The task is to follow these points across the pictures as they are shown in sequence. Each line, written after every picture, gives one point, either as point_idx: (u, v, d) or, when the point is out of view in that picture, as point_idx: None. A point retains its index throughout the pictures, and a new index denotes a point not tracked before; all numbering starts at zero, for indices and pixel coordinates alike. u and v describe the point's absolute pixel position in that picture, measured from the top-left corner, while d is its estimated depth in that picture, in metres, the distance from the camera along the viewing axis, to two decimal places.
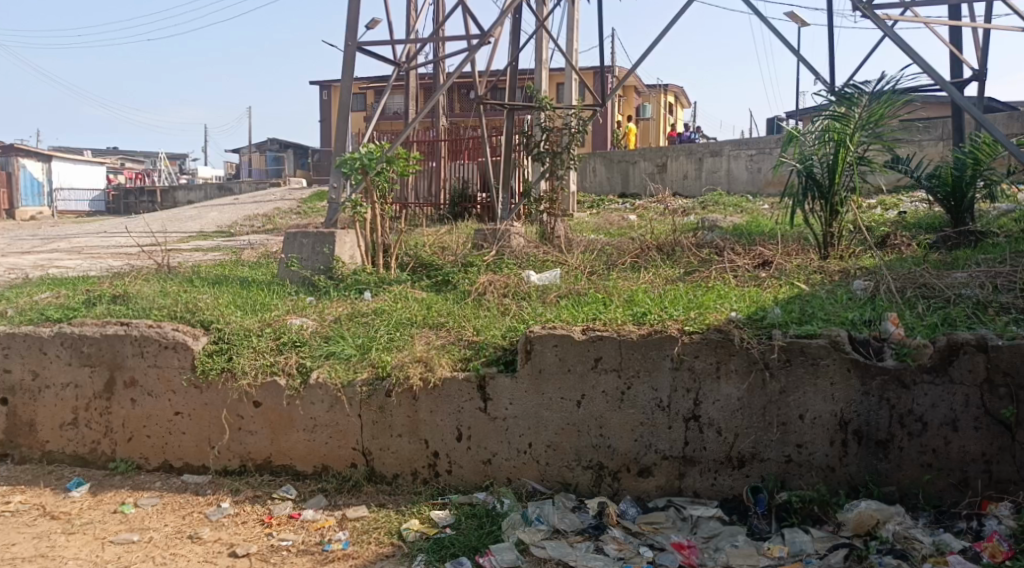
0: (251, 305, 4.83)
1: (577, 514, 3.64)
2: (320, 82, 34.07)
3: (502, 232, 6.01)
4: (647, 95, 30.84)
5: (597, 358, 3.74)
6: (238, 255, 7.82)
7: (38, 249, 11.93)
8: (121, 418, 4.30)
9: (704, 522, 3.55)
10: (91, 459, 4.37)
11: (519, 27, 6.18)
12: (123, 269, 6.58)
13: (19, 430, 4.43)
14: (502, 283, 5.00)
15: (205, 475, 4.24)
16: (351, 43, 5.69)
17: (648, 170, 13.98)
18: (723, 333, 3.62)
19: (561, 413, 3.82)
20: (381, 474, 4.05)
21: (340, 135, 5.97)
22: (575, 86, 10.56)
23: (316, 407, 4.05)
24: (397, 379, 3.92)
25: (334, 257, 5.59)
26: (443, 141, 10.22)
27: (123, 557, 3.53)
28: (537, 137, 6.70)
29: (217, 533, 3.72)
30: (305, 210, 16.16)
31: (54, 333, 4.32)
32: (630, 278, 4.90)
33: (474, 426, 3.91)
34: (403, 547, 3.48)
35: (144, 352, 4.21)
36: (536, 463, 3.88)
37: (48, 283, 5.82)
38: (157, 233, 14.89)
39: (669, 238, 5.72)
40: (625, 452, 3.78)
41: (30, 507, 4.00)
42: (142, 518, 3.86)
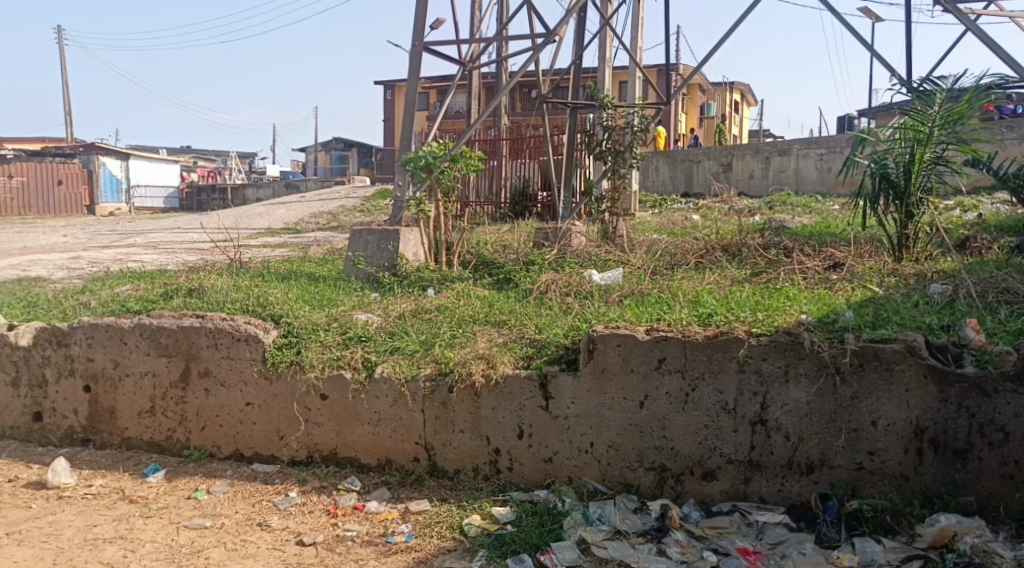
0: (318, 300, 4.94)
1: (639, 516, 3.61)
2: (383, 83, 34.60)
3: (564, 230, 6.01)
4: (710, 94, 30.31)
5: (661, 359, 3.71)
6: (304, 250, 8.00)
7: (115, 243, 12.43)
8: (195, 407, 4.46)
9: (770, 528, 3.49)
10: (167, 446, 4.54)
11: (584, 26, 6.16)
12: (198, 263, 6.82)
13: (100, 417, 4.62)
14: (564, 282, 5.01)
15: (274, 464, 4.37)
16: (417, 44, 5.76)
17: (711, 170, 13.78)
18: (793, 335, 3.55)
19: (623, 413, 3.80)
20: (442, 469, 4.10)
21: (405, 133, 6.04)
22: (638, 84, 10.47)
23: (381, 401, 4.13)
24: (459, 376, 3.96)
25: (398, 254, 5.68)
26: (505, 140, 10.28)
27: (196, 542, 3.65)
28: (599, 135, 6.67)
29: (285, 521, 3.82)
30: (368, 208, 16.44)
31: (134, 324, 4.50)
32: (694, 278, 4.84)
33: (536, 423, 3.92)
34: (465, 542, 3.52)
35: (218, 344, 4.36)
36: (597, 463, 3.86)
37: (127, 276, 6.05)
38: (228, 229, 15.38)
39: (736, 239, 5.65)
40: (689, 454, 3.74)
41: (110, 490, 4.18)
42: (214, 505, 4.00)
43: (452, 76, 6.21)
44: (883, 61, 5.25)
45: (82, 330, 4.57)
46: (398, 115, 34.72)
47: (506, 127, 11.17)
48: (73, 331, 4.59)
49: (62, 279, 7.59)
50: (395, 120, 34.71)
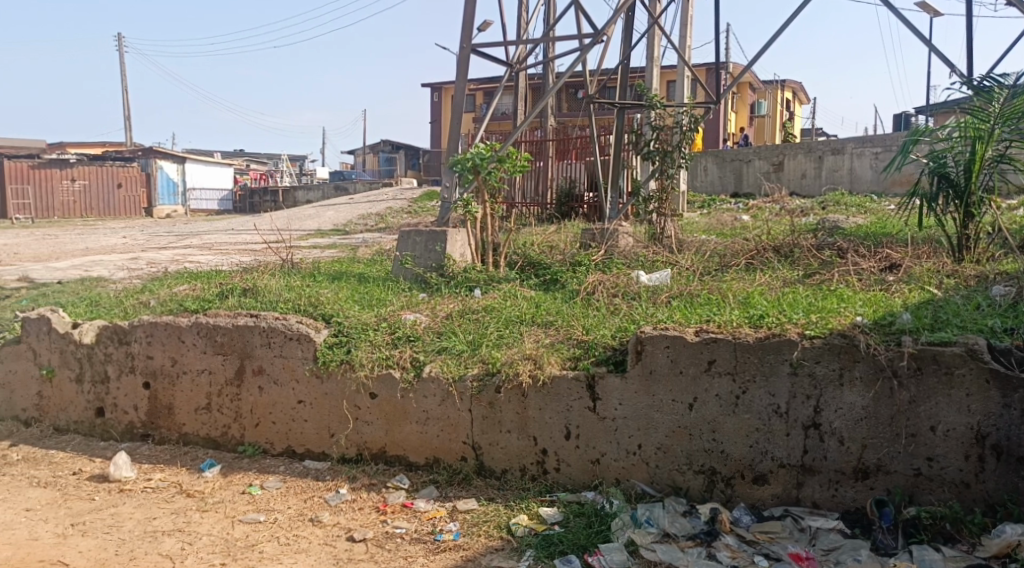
0: (367, 300, 5.02)
1: (689, 519, 3.58)
2: (430, 85, 34.91)
3: (611, 231, 5.99)
4: (761, 93, 29.80)
5: (711, 360, 3.67)
6: (353, 251, 8.11)
7: (170, 245, 12.78)
8: (250, 404, 4.56)
9: (824, 534, 3.42)
10: (222, 442, 4.65)
11: (632, 26, 6.12)
12: (252, 263, 6.97)
13: (159, 413, 4.76)
14: (612, 282, 4.99)
15: (325, 462, 4.44)
16: (465, 46, 5.81)
17: (762, 170, 13.60)
18: (848, 338, 3.48)
19: (672, 415, 3.77)
20: (490, 468, 4.12)
21: (453, 135, 6.08)
22: (686, 84, 10.37)
23: (429, 400, 4.17)
24: (507, 376, 3.98)
25: (445, 255, 5.73)
26: (552, 141, 10.29)
27: (250, 536, 3.74)
28: (647, 135, 6.62)
29: (336, 517, 3.89)
30: (415, 209, 16.60)
31: (192, 323, 4.62)
32: (745, 279, 4.78)
33: (583, 424, 3.91)
34: (512, 542, 3.53)
35: (271, 343, 4.46)
36: (645, 465, 3.84)
37: (184, 276, 6.22)
38: (279, 231, 15.69)
39: (787, 239, 5.56)
40: (739, 457, 3.69)
41: (169, 484, 4.30)
42: (268, 500, 4.09)
43: (499, 77, 6.23)
44: (940, 57, 5.11)
45: (142, 328, 4.72)
46: (443, 117, 34.99)
47: (553, 128, 11.18)
48: (134, 329, 4.74)
49: (122, 278, 7.84)
50: (441, 122, 34.99)
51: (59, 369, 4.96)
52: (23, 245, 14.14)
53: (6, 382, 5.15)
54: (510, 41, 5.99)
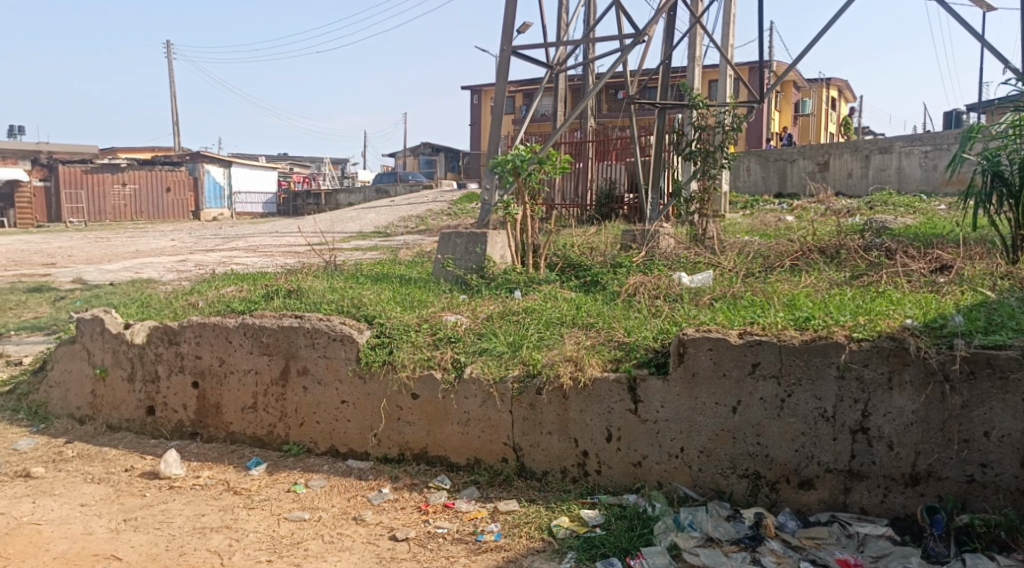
0: (409, 302, 5.07)
1: (732, 523, 3.54)
2: (470, 88, 35.07)
3: (651, 232, 5.96)
4: (806, 91, 29.27)
5: (755, 363, 3.63)
6: (394, 253, 8.19)
7: (217, 247, 13.06)
8: (294, 404, 4.64)
9: (872, 540, 3.35)
10: (268, 441, 4.74)
11: (673, 26, 6.08)
12: (296, 265, 7.08)
13: (207, 412, 4.87)
14: (654, 284, 4.96)
15: (368, 461, 4.50)
16: (505, 48, 5.83)
17: (807, 170, 13.39)
18: (897, 341, 3.41)
19: (715, 418, 3.73)
20: (531, 470, 4.12)
21: (494, 137, 6.11)
22: (728, 83, 10.26)
23: (470, 401, 4.19)
24: (548, 378, 3.98)
25: (486, 257, 5.75)
26: (592, 142, 10.27)
27: (296, 533, 3.80)
28: (688, 135, 6.57)
29: (379, 516, 3.93)
30: (455, 211, 16.71)
31: (238, 324, 4.72)
32: (790, 281, 4.71)
33: (624, 427, 3.90)
34: (554, 544, 3.53)
35: (315, 344, 4.53)
36: (688, 468, 3.80)
37: (231, 278, 6.36)
38: (321, 233, 15.92)
39: (833, 240, 5.47)
40: (784, 462, 3.63)
41: (216, 482, 4.40)
42: (312, 498, 4.15)
43: (539, 79, 6.24)
44: (994, 52, 4.96)
45: (191, 329, 4.83)
46: (482, 119, 35.14)
47: (592, 129, 11.16)
48: (183, 330, 4.86)
49: (172, 280, 8.05)
50: (480, 124, 35.13)
51: (112, 368, 5.10)
52: (79, 248, 14.62)
53: (62, 381, 5.32)
54: (550, 43, 5.99)
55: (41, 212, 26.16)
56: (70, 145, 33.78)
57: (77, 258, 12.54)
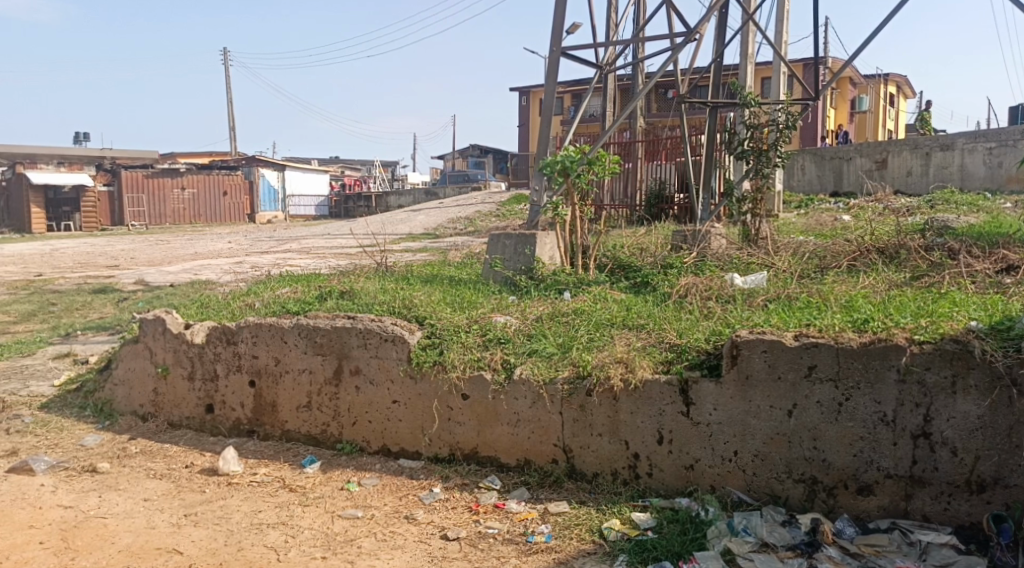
0: (459, 303, 5.10)
1: (788, 529, 3.47)
2: (519, 90, 35.20)
3: (703, 233, 5.89)
4: (861, 88, 28.56)
5: (811, 366, 3.55)
6: (444, 255, 8.25)
7: (271, 249, 13.35)
8: (347, 403, 4.71)
9: (935, 549, 3.24)
10: (322, 439, 4.82)
11: (725, 23, 5.99)
12: (348, 266, 7.19)
13: (264, 410, 4.98)
14: (705, 285, 4.90)
15: (419, 460, 4.54)
16: (555, 50, 5.82)
17: (864, 168, 13.08)
18: (961, 344, 3.31)
19: (770, 421, 3.66)
20: (582, 472, 4.11)
21: (543, 138, 6.11)
22: (781, 80, 10.08)
23: (520, 402, 4.19)
24: (598, 379, 3.96)
25: (535, 258, 5.76)
26: (641, 142, 10.21)
27: (349, 531, 3.86)
28: (741, 133, 6.46)
29: (430, 516, 3.96)
30: (504, 213, 16.75)
31: (293, 324, 4.82)
32: (847, 282, 4.61)
33: (676, 429, 3.85)
34: (604, 546, 3.51)
35: (368, 344, 4.59)
36: (741, 472, 3.75)
37: (286, 279, 6.49)
38: (373, 235, 16.14)
39: (893, 240, 5.33)
40: (842, 467, 3.55)
41: (273, 479, 4.50)
42: (365, 497, 4.21)
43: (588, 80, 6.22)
44: None
45: (248, 329, 4.95)
46: (530, 120, 35.20)
47: (642, 129, 11.08)
48: (240, 330, 4.98)
49: (230, 282, 8.26)
50: (527, 125, 35.18)
51: (173, 367, 5.25)
52: (144, 251, 15.11)
53: (125, 379, 5.50)
54: (600, 43, 5.97)
55: (105, 216, 27.09)
56: (130, 151, 34.92)
57: (140, 261, 12.96)
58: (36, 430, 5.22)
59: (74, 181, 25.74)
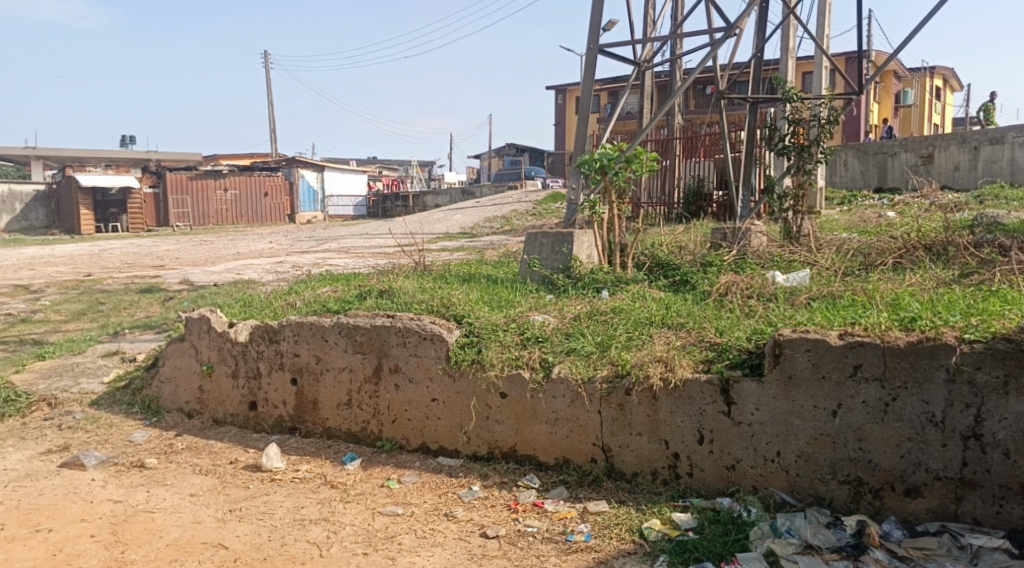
0: (496, 302, 5.11)
1: (833, 531, 3.41)
2: (555, 88, 35.17)
3: (743, 230, 5.82)
4: (905, 81, 27.93)
5: (856, 366, 3.49)
6: (481, 254, 8.27)
7: (311, 249, 13.52)
8: (387, 401, 4.75)
9: (986, 553, 3.16)
10: (362, 437, 4.87)
11: (765, 18, 5.91)
12: (387, 266, 7.25)
13: (305, 408, 5.05)
14: (746, 283, 4.83)
15: (458, 458, 4.56)
16: (592, 47, 5.80)
17: (909, 163, 12.81)
18: (1014, 343, 3.22)
19: (814, 422, 3.60)
20: (621, 471, 4.08)
21: (580, 136, 6.09)
22: (823, 75, 9.91)
23: (558, 401, 4.19)
24: (637, 378, 3.93)
25: (572, 257, 5.75)
26: (679, 139, 10.14)
27: (390, 527, 3.89)
28: (781, 129, 6.37)
29: (470, 513, 3.98)
30: (540, 212, 16.73)
31: (334, 323, 4.87)
32: (893, 279, 4.51)
33: (717, 429, 3.81)
34: (645, 546, 3.49)
35: (407, 343, 4.63)
36: (785, 473, 3.69)
37: (325, 278, 6.56)
38: (411, 235, 16.27)
39: (940, 237, 5.20)
40: (889, 468, 3.48)
41: (314, 475, 4.56)
42: (405, 494, 4.25)
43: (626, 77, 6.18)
44: None
45: (290, 328, 5.02)
46: (566, 119, 35.14)
47: (680, 126, 10.99)
48: (282, 329, 5.05)
49: (271, 281, 8.39)
50: (563, 124, 35.10)
51: (217, 365, 5.36)
52: (187, 251, 15.42)
53: (171, 377, 5.62)
54: (638, 39, 5.93)
55: (150, 218, 27.71)
56: (173, 153, 35.66)
57: (185, 261, 13.21)
58: (87, 426, 5.37)
59: (121, 183, 26.24)
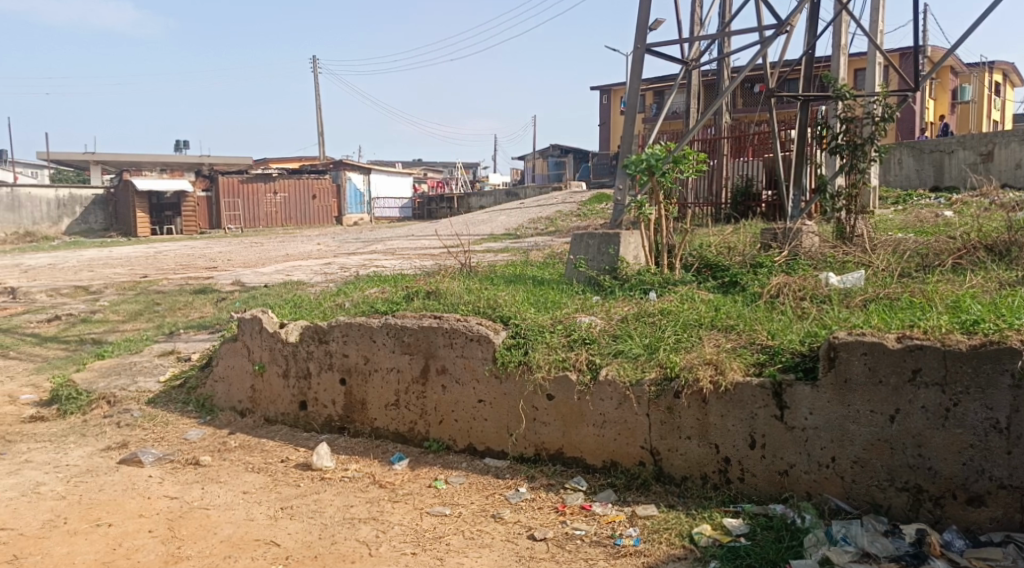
0: (543, 303, 5.11)
1: (891, 539, 3.31)
2: (601, 88, 35.05)
3: (794, 230, 5.73)
4: (962, 76, 27.11)
5: (915, 370, 3.39)
6: (527, 255, 8.30)
7: (360, 250, 13.72)
8: (434, 402, 4.78)
9: None
10: (409, 437, 4.91)
11: (818, 14, 5.79)
12: (434, 266, 7.31)
13: (354, 408, 5.11)
14: (799, 284, 4.75)
15: (504, 460, 4.56)
16: (640, 47, 5.76)
17: (967, 161, 12.47)
18: None
19: (871, 427, 3.51)
20: (670, 475, 4.03)
21: (628, 135, 6.05)
22: (876, 71, 9.68)
23: (606, 404, 4.16)
24: (686, 381, 3.88)
25: (619, 258, 5.71)
26: (727, 138, 10.07)
27: (438, 527, 3.91)
28: (834, 127, 6.23)
29: (517, 515, 3.98)
30: (587, 212, 16.72)
31: (382, 324, 4.92)
32: (953, 281, 4.37)
33: (769, 434, 3.74)
34: (695, 552, 3.44)
35: (453, 344, 4.65)
36: (840, 479, 3.60)
37: (374, 279, 6.64)
38: (459, 235, 16.40)
39: (1003, 237, 5.03)
40: (950, 476, 3.37)
41: (363, 474, 4.61)
42: (453, 494, 4.27)
43: (674, 76, 6.12)
44: None
45: (339, 328, 5.09)
46: (611, 119, 35.01)
47: (727, 125, 10.85)
48: (332, 329, 5.12)
49: (322, 282, 8.52)
50: (608, 124, 34.97)
51: (269, 365, 5.45)
52: (239, 254, 15.77)
53: (225, 376, 5.74)
54: (684, 38, 5.86)
55: (203, 221, 28.37)
56: (223, 158, 36.50)
57: (237, 262, 13.49)
58: (144, 423, 5.52)
59: (175, 186, 26.87)
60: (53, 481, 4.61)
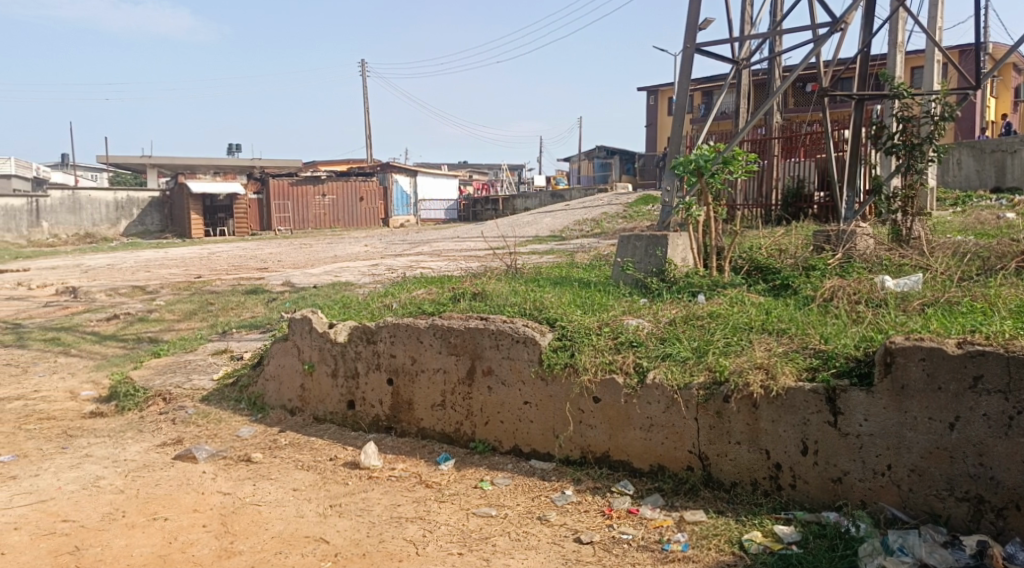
0: (590, 305, 5.09)
1: (950, 551, 3.21)
2: (648, 90, 34.81)
3: (847, 232, 5.61)
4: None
5: (977, 376, 3.28)
6: (575, 256, 8.29)
7: (408, 252, 13.85)
8: (480, 403, 4.79)
9: None
10: (456, 437, 4.94)
11: (873, 11, 5.65)
12: (481, 267, 7.34)
13: (401, 408, 5.15)
14: (853, 288, 4.64)
15: (550, 462, 4.55)
16: (689, 47, 5.69)
17: None
18: None
19: (929, 434, 3.41)
20: (719, 480, 3.97)
21: (676, 136, 5.98)
22: (934, 69, 9.42)
23: (653, 407, 4.11)
24: (736, 385, 3.81)
25: (667, 260, 5.65)
26: (777, 138, 9.88)
27: (484, 528, 3.92)
28: (889, 126, 6.07)
29: (563, 518, 3.96)
30: (633, 213, 16.62)
31: (429, 325, 4.95)
32: (1018, 285, 4.22)
33: (822, 440, 3.66)
34: (745, 559, 3.38)
35: (500, 345, 4.65)
36: (896, 487, 3.51)
37: (421, 280, 6.69)
38: (506, 237, 16.45)
39: None
40: (1013, 486, 3.25)
41: (410, 474, 4.65)
42: (498, 495, 4.27)
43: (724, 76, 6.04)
44: None
45: (387, 329, 5.13)
46: (658, 120, 34.75)
47: (778, 125, 10.67)
48: (379, 330, 5.17)
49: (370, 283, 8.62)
50: (655, 125, 34.73)
51: (318, 365, 5.53)
52: (289, 254, 16.05)
53: (275, 375, 5.83)
54: (735, 38, 5.77)
55: (254, 222, 28.94)
56: (272, 161, 37.21)
57: (288, 263, 13.73)
58: (198, 421, 5.64)
59: (227, 189, 27.47)
60: (112, 475, 4.75)
